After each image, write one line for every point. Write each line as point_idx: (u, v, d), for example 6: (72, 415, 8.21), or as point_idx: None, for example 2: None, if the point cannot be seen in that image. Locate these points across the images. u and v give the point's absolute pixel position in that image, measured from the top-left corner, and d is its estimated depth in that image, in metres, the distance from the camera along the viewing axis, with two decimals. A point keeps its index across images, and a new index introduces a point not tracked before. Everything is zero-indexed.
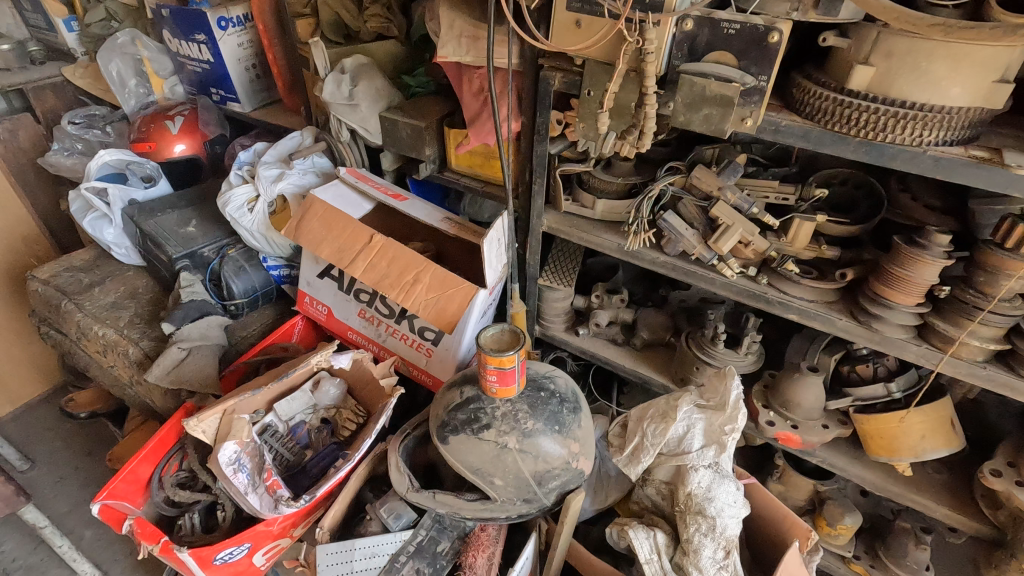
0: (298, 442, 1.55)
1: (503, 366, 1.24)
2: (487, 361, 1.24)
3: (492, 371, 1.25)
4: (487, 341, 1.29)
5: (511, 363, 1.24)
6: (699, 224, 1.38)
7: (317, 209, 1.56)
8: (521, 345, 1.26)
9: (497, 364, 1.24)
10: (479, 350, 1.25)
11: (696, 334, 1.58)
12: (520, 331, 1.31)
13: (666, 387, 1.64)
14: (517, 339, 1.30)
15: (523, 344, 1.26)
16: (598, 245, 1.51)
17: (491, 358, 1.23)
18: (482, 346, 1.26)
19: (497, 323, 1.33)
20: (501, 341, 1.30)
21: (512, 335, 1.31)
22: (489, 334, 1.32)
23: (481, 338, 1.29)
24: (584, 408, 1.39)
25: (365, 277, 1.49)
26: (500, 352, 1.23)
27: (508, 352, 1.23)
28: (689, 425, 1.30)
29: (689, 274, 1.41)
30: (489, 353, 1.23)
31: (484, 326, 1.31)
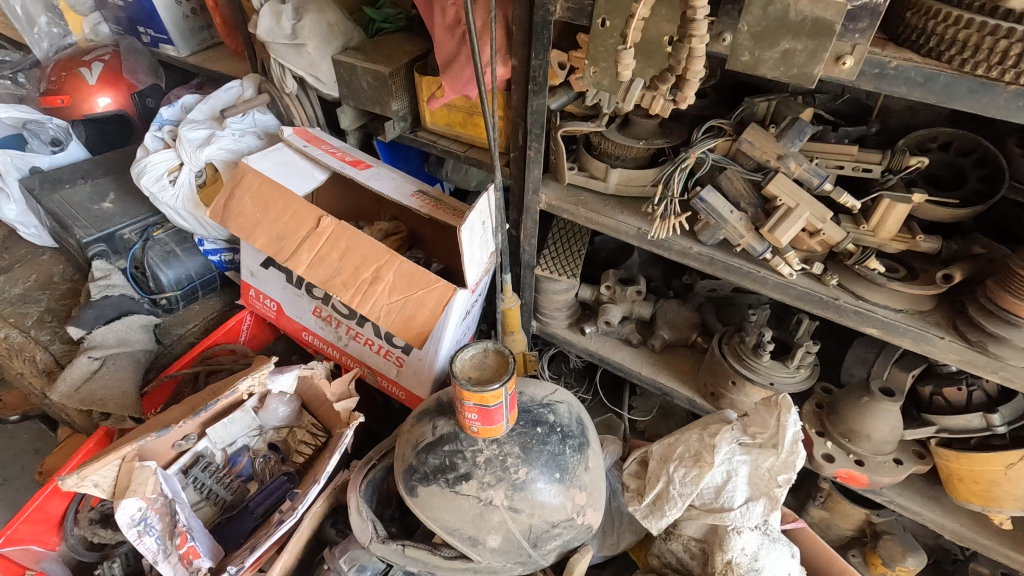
0: (240, 474, 1.27)
1: (487, 404, 0.93)
2: (466, 397, 0.93)
3: (471, 408, 0.94)
4: (466, 369, 0.97)
5: (497, 399, 0.93)
6: (747, 204, 1.04)
7: (249, 182, 1.21)
8: (511, 372, 0.94)
9: (479, 401, 0.93)
10: (455, 381, 0.93)
11: (731, 338, 1.27)
12: (509, 352, 0.99)
13: (691, 401, 1.34)
14: (505, 363, 0.98)
15: (514, 372, 0.95)
16: (611, 229, 1.17)
17: (471, 394, 0.92)
18: (459, 376, 0.94)
19: (479, 342, 1.00)
20: (482, 367, 0.97)
21: (498, 355, 1.00)
22: (468, 356, 1.00)
23: (458, 365, 0.96)
24: (591, 444, 1.09)
25: (313, 273, 1.16)
26: (481, 385, 0.91)
27: (493, 385, 0.92)
28: (730, 471, 0.99)
29: (733, 272, 1.07)
30: (468, 388, 0.92)
31: (461, 347, 0.99)
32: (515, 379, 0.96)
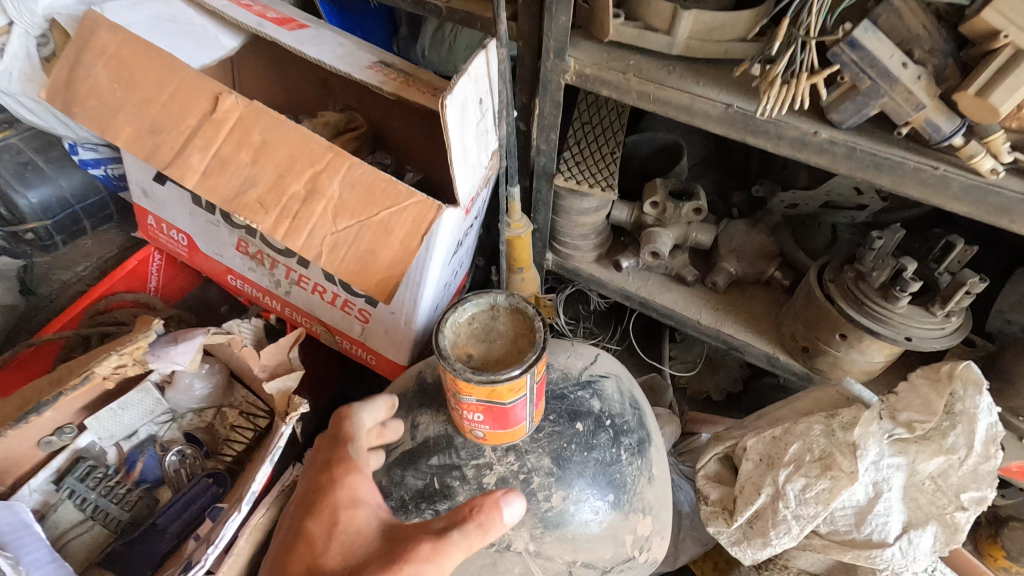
0: (142, 481, 0.89)
1: (501, 401, 0.55)
2: (464, 392, 0.55)
3: (474, 406, 0.56)
4: (462, 344, 0.57)
5: (518, 392, 0.55)
6: (927, 53, 0.62)
7: (100, 40, 0.74)
8: (540, 349, 0.55)
9: (487, 398, 0.55)
10: (444, 367, 0.54)
11: (839, 274, 0.88)
12: (533, 311, 0.59)
13: (769, 359, 0.98)
14: (529, 330, 0.58)
15: (545, 347, 0.56)
16: (682, 109, 0.75)
17: (472, 387, 0.54)
18: (450, 356, 0.55)
19: (484, 294, 0.60)
20: (490, 339, 0.58)
21: (516, 315, 0.60)
22: (466, 318, 0.60)
23: (448, 337, 0.57)
24: (652, 439, 0.72)
25: (208, 186, 0.72)
26: (490, 374, 0.53)
27: (511, 373, 0.53)
28: (879, 484, 0.64)
29: (885, 171, 0.66)
30: (468, 379, 0.53)
31: (454, 305, 0.59)
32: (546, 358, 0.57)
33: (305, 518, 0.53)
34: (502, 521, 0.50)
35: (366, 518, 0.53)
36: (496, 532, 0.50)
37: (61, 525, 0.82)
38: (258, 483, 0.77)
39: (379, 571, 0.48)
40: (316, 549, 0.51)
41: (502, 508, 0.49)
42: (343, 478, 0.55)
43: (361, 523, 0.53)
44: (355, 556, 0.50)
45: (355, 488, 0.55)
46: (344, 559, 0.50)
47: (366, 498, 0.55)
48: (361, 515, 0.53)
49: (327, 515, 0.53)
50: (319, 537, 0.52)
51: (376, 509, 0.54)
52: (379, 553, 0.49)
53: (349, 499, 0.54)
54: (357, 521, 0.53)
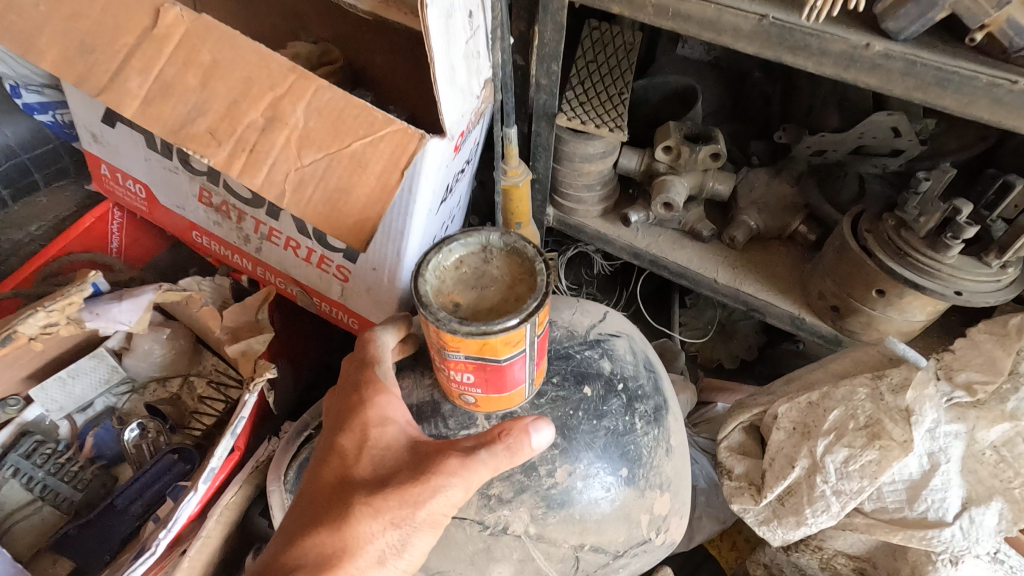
0: (99, 458, 0.80)
1: (495, 358, 0.46)
2: (451, 348, 0.45)
3: (463, 364, 0.47)
4: (448, 292, 0.47)
5: (515, 346, 0.46)
6: None
7: None
8: (541, 295, 0.45)
9: (478, 354, 0.46)
10: (426, 318, 0.44)
11: (877, 223, 0.79)
12: (534, 251, 0.48)
13: (794, 321, 0.89)
14: (528, 274, 0.48)
15: (548, 292, 0.46)
16: (707, 23, 0.64)
17: (459, 340, 0.44)
18: (433, 304, 0.45)
19: (474, 233, 0.49)
20: (482, 286, 0.48)
21: (513, 257, 0.49)
22: (453, 261, 0.49)
23: (431, 284, 0.46)
24: (670, 406, 0.63)
25: (151, 115, 0.61)
26: (481, 324, 0.43)
27: (506, 323, 0.43)
28: (936, 455, 0.55)
29: (949, 88, 0.56)
30: (455, 330, 0.43)
31: (439, 245, 0.48)
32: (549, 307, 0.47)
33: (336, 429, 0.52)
34: (531, 446, 0.48)
35: (395, 435, 0.51)
36: (523, 454, 0.49)
37: (7, 504, 0.75)
38: (218, 458, 0.69)
39: (409, 483, 0.48)
40: (348, 460, 0.51)
41: (528, 435, 0.48)
42: (372, 393, 0.53)
43: (391, 439, 0.51)
44: (385, 469, 0.50)
45: (386, 406, 0.52)
46: (376, 470, 0.50)
47: (395, 416, 0.52)
48: (391, 432, 0.51)
49: (357, 430, 0.51)
50: (350, 451, 0.51)
51: (406, 427, 0.52)
52: (408, 469, 0.49)
53: (378, 416, 0.52)
54: (386, 438, 0.51)
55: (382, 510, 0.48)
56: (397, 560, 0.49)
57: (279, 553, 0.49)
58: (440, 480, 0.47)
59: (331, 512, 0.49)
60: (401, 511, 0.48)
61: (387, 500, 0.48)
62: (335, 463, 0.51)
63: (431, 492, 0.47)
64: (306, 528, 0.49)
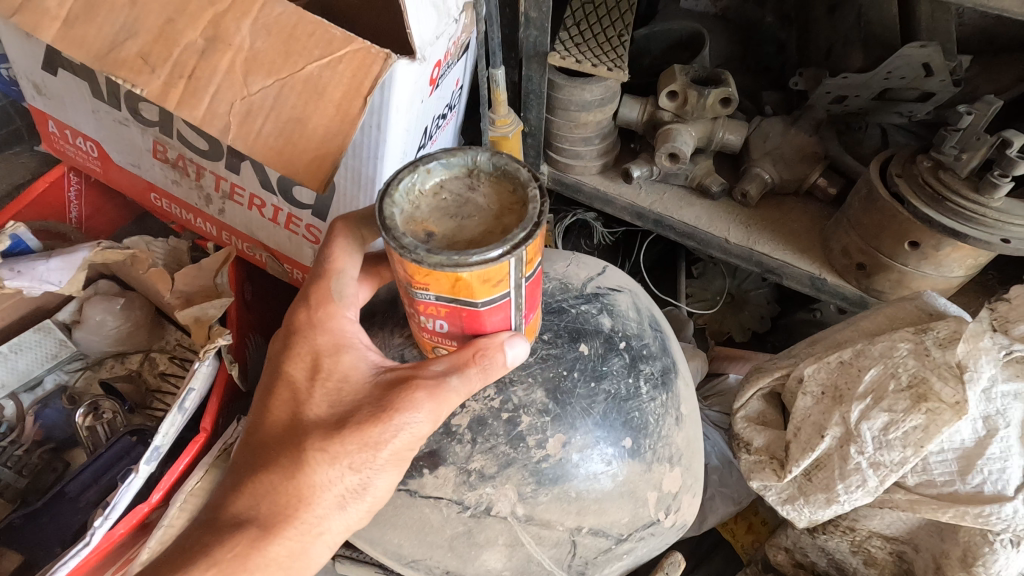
0: (49, 440, 0.72)
1: (471, 300, 0.38)
2: (419, 285, 0.38)
3: (441, 307, 0.39)
4: (421, 219, 0.39)
5: (496, 287, 0.38)
6: None
7: None
8: (531, 224, 0.37)
9: (450, 294, 0.38)
10: (388, 246, 0.37)
11: (909, 166, 0.70)
12: (527, 175, 0.40)
13: (815, 283, 0.80)
14: (519, 203, 0.39)
15: (540, 221, 0.37)
16: None
17: (428, 274, 0.37)
18: (399, 230, 0.37)
19: (459, 152, 0.41)
20: (463, 215, 0.39)
21: (504, 183, 0.40)
22: (433, 185, 0.41)
23: (400, 208, 0.38)
24: (678, 366, 0.55)
25: (73, 38, 0.53)
26: (453, 254, 0.35)
27: (485, 255, 0.35)
28: (994, 421, 0.47)
29: None
30: (421, 261, 0.36)
31: (416, 164, 0.40)
32: (543, 242, 0.39)
33: (283, 361, 0.46)
34: (505, 363, 0.42)
35: (353, 364, 0.45)
36: (498, 369, 0.43)
37: None
38: (164, 436, 0.62)
39: (368, 422, 0.42)
40: (299, 396, 0.45)
41: (502, 351, 0.41)
42: (326, 317, 0.46)
43: (347, 370, 0.45)
44: (342, 405, 0.44)
45: (340, 330, 0.46)
46: (330, 407, 0.44)
47: (352, 343, 0.45)
48: (348, 361, 0.45)
49: (308, 360, 0.45)
50: (301, 385, 0.45)
51: (365, 354, 0.45)
52: (368, 404, 0.43)
53: (332, 344, 0.45)
54: (342, 367, 0.45)
55: (338, 454, 0.42)
56: (360, 505, 0.44)
57: (224, 505, 0.44)
58: (403, 414, 0.42)
59: (281, 458, 0.43)
60: (361, 455, 0.42)
61: (344, 443, 0.42)
62: (284, 402, 0.45)
63: (393, 431, 0.42)
64: (255, 476, 0.43)
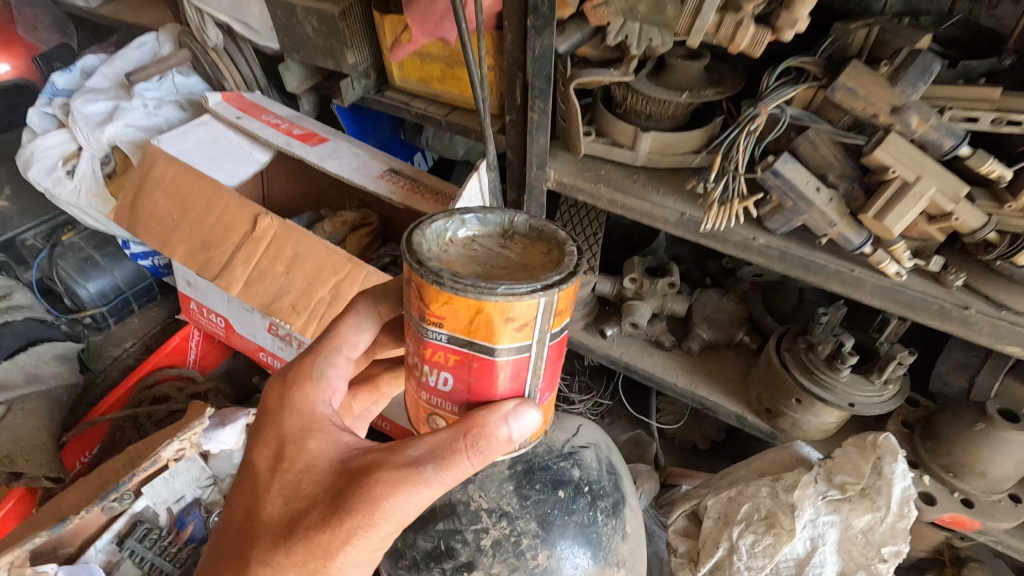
0: (190, 539, 1.02)
1: (488, 342, 0.43)
2: (435, 320, 0.43)
3: (450, 356, 0.45)
4: (448, 257, 0.45)
5: (514, 333, 0.43)
6: (843, 180, 0.75)
7: (159, 172, 0.91)
8: (564, 270, 0.42)
9: (466, 334, 0.43)
10: (413, 269, 0.42)
11: (793, 344, 1.01)
12: (559, 237, 0.46)
13: (740, 420, 1.09)
14: (549, 261, 0.45)
15: (575, 270, 0.43)
16: (643, 212, 0.87)
17: (448, 303, 0.41)
18: (427, 258, 0.43)
19: (494, 214, 0.48)
20: (489, 260, 0.45)
21: (537, 242, 0.47)
22: (465, 234, 0.48)
23: (429, 242, 0.45)
24: (627, 499, 0.84)
25: (251, 292, 0.88)
26: (478, 280, 0.40)
27: (510, 287, 0.40)
28: (815, 539, 0.75)
29: (813, 271, 0.78)
30: (444, 284, 0.40)
31: (453, 212, 0.47)
32: (567, 297, 0.44)
33: (257, 445, 0.51)
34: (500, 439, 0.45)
35: (318, 452, 0.49)
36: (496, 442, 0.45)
37: None
38: None
39: (316, 522, 0.45)
40: (260, 488, 0.49)
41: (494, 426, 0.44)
42: (301, 401, 0.51)
43: (310, 463, 0.48)
44: (298, 502, 0.47)
45: (310, 420, 0.50)
46: (285, 504, 0.48)
47: (316, 434, 0.49)
48: (312, 449, 0.49)
49: (276, 448, 0.50)
50: (264, 477, 0.49)
51: (329, 447, 0.49)
52: (321, 505, 0.46)
53: (300, 434, 0.50)
54: (303, 461, 0.48)
55: (281, 560, 0.46)
56: None
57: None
58: (349, 515, 0.45)
59: (234, 556, 0.48)
60: (306, 558, 0.45)
61: (289, 546, 0.46)
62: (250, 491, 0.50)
63: (338, 533, 0.45)
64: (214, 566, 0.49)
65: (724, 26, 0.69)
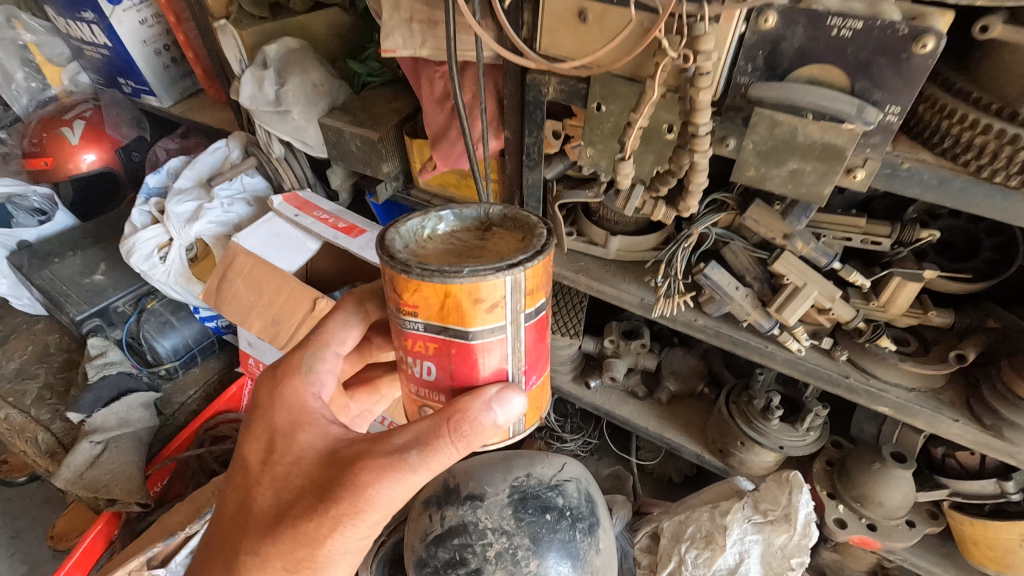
0: None
1: (461, 325, 0.54)
2: (413, 309, 0.55)
3: (430, 344, 0.57)
4: (422, 252, 0.58)
5: (485, 315, 0.54)
6: (756, 280, 1.01)
7: (241, 263, 1.21)
8: (527, 251, 0.55)
9: (441, 318, 0.55)
10: (389, 263, 0.55)
11: (737, 396, 1.26)
12: (530, 221, 0.60)
13: (700, 458, 1.32)
14: (517, 243, 0.59)
15: (537, 251, 0.55)
16: (613, 297, 1.13)
17: (419, 291, 0.53)
18: (404, 249, 0.57)
19: (469, 208, 0.63)
20: (460, 248, 0.59)
21: (505, 230, 0.62)
22: (443, 228, 0.62)
23: (409, 235, 0.59)
24: (602, 523, 1.07)
25: None
26: (443, 264, 0.52)
27: (472, 269, 0.51)
28: (742, 553, 0.99)
29: (739, 345, 1.04)
30: (415, 272, 0.53)
31: (431, 214, 0.62)
32: (534, 278, 0.56)
33: (259, 440, 0.69)
34: (476, 428, 0.57)
35: (306, 447, 0.66)
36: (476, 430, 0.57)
37: None
38: None
39: (303, 505, 0.62)
40: (260, 478, 0.67)
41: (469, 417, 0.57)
42: (295, 398, 0.69)
43: (300, 457, 0.65)
44: (288, 489, 0.64)
45: (302, 424, 0.67)
46: (279, 491, 0.65)
47: (305, 435, 0.66)
48: (303, 445, 0.66)
49: (272, 440, 0.67)
50: (262, 469, 0.67)
51: (317, 445, 0.65)
52: (309, 494, 0.62)
53: (293, 434, 0.66)
54: (294, 456, 0.65)
55: (278, 533, 0.63)
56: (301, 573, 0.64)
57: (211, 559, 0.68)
58: (332, 499, 0.60)
59: (242, 531, 0.66)
60: (296, 536, 0.62)
61: (283, 523, 0.63)
62: (246, 481, 0.68)
63: (323, 515, 0.60)
64: (227, 536, 0.68)
65: (646, 207, 0.86)
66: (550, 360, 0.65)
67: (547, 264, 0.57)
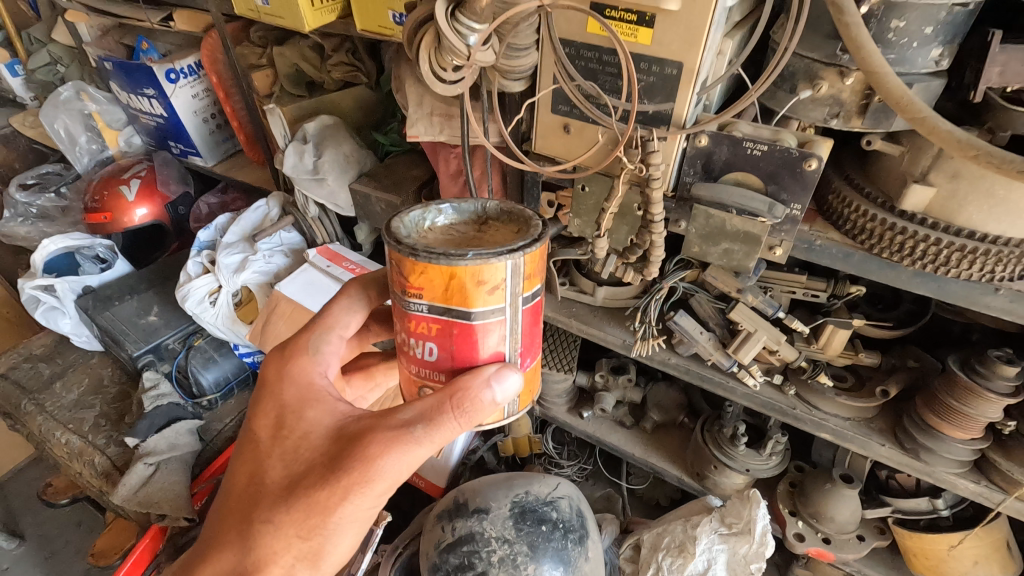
0: None
1: (465, 305, 0.65)
2: (419, 289, 0.66)
3: (433, 324, 0.68)
4: (425, 239, 0.69)
5: (486, 297, 0.65)
6: (716, 326, 1.20)
7: (282, 307, 1.47)
8: (523, 238, 0.65)
9: (446, 299, 0.65)
10: (397, 247, 0.65)
11: (710, 424, 1.45)
12: (524, 215, 0.70)
13: (681, 481, 1.49)
14: (513, 234, 0.69)
15: (533, 239, 0.66)
16: (599, 338, 1.32)
17: (426, 274, 0.64)
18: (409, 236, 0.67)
19: (466, 203, 0.73)
20: (459, 237, 0.69)
21: (498, 223, 0.72)
22: (443, 220, 0.72)
23: (413, 225, 0.69)
24: (592, 535, 1.24)
25: None
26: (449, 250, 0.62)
27: (474, 252, 0.62)
28: (709, 560, 1.17)
29: (706, 380, 1.23)
30: (421, 255, 0.63)
31: (431, 207, 0.72)
32: (532, 264, 0.67)
33: (266, 418, 0.76)
34: (475, 403, 0.68)
35: (314, 423, 0.73)
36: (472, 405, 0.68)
37: None
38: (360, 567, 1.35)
39: (315, 473, 0.69)
40: (269, 453, 0.73)
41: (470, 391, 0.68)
42: (300, 374, 0.78)
43: (309, 432, 0.73)
44: (300, 460, 0.71)
45: (308, 401, 0.75)
46: (290, 464, 0.71)
47: (312, 413, 0.74)
48: (310, 421, 0.74)
49: (281, 416, 0.75)
50: (270, 444, 0.74)
51: (325, 424, 0.73)
52: (321, 465, 0.69)
53: (302, 412, 0.74)
54: (302, 431, 0.73)
55: (293, 503, 0.69)
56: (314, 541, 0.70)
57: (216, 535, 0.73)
58: (343, 468, 0.68)
59: (251, 506, 0.72)
60: (310, 505, 0.68)
61: (295, 492, 0.69)
62: (256, 456, 0.74)
63: (333, 481, 0.68)
64: (233, 509, 0.73)
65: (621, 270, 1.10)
66: (542, 346, 0.77)
67: (539, 254, 0.67)
